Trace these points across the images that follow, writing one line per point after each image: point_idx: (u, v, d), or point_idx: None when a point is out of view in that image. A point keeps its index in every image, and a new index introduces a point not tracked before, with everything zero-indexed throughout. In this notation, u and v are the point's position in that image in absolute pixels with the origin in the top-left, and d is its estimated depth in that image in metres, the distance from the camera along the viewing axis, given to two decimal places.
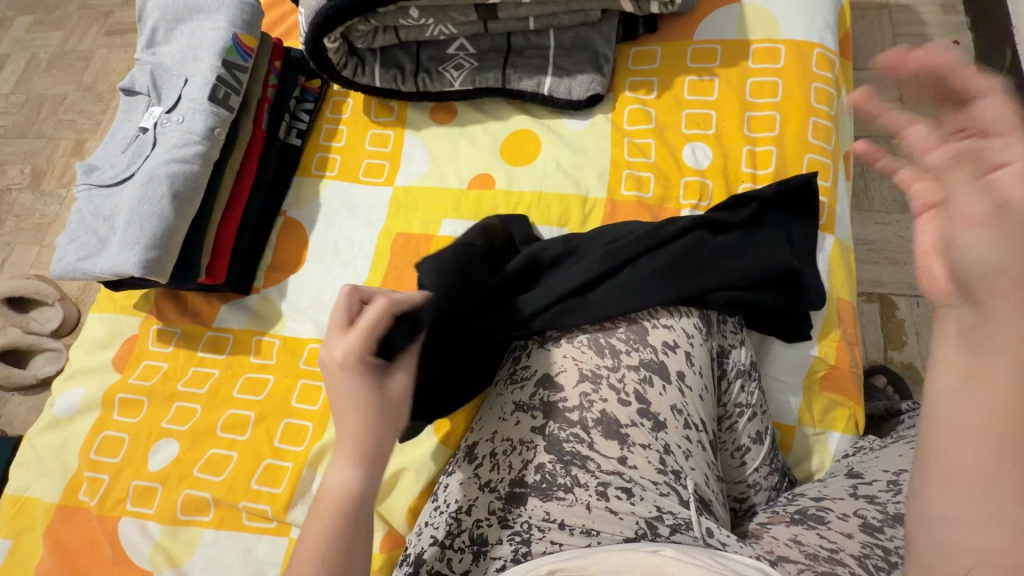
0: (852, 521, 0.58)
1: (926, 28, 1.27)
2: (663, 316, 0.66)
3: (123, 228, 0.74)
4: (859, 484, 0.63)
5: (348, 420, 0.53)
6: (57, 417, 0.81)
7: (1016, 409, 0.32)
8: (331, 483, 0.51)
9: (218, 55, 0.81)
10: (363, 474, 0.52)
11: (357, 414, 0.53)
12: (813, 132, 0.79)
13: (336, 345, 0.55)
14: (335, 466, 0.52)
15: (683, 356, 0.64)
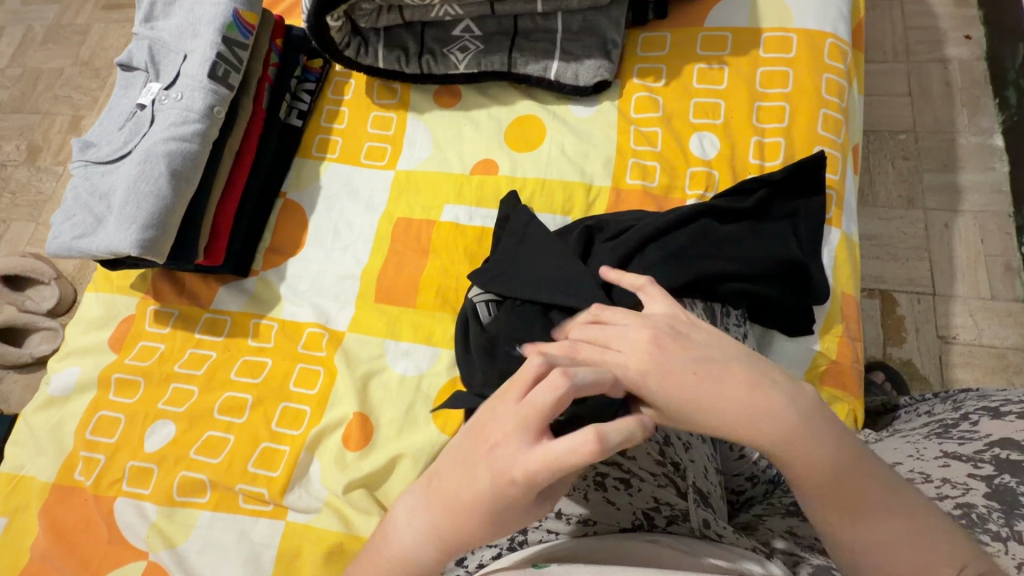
0: None
1: (939, 20, 1.24)
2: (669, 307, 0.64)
3: (120, 207, 0.73)
4: None
5: (452, 506, 0.41)
6: (53, 396, 0.81)
7: (837, 478, 0.41)
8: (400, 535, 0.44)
9: (218, 31, 0.79)
10: (429, 556, 0.43)
11: (461, 507, 0.41)
12: (823, 124, 0.78)
13: (500, 422, 0.40)
14: (408, 526, 0.44)
15: None
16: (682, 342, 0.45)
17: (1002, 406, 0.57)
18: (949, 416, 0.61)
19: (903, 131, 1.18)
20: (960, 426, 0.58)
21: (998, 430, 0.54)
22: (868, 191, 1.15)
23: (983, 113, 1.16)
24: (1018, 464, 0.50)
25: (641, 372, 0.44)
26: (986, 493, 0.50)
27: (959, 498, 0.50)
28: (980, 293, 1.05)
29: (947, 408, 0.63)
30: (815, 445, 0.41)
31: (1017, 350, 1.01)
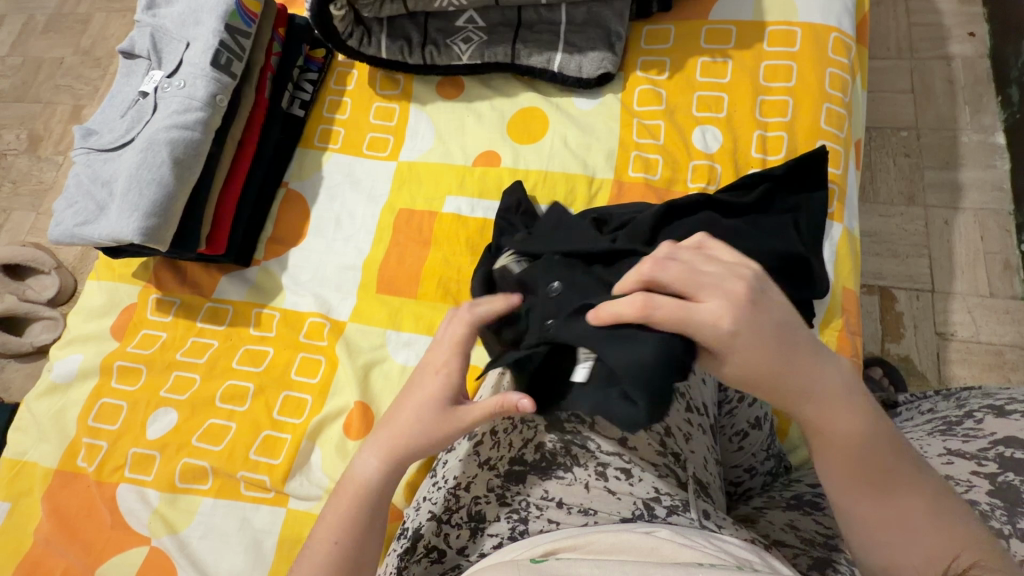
0: None
1: (943, 18, 1.24)
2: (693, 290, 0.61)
3: (122, 194, 0.73)
4: None
5: (398, 427, 0.54)
6: (55, 383, 0.81)
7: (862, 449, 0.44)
8: (360, 467, 0.54)
9: (221, 19, 0.79)
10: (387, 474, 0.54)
11: (405, 422, 0.54)
12: (826, 118, 0.78)
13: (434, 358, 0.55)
14: (369, 460, 0.54)
15: None
16: (766, 304, 0.43)
17: (1007, 404, 0.58)
18: (953, 413, 0.61)
19: (905, 128, 1.18)
20: (963, 424, 0.58)
21: (1003, 429, 0.55)
22: (869, 187, 1.15)
23: (985, 111, 1.16)
24: (1021, 462, 0.51)
25: (731, 333, 0.41)
26: (989, 490, 0.51)
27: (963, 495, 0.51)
28: (979, 290, 1.05)
29: (950, 405, 0.63)
30: (854, 418, 0.44)
31: (1014, 347, 1.01)
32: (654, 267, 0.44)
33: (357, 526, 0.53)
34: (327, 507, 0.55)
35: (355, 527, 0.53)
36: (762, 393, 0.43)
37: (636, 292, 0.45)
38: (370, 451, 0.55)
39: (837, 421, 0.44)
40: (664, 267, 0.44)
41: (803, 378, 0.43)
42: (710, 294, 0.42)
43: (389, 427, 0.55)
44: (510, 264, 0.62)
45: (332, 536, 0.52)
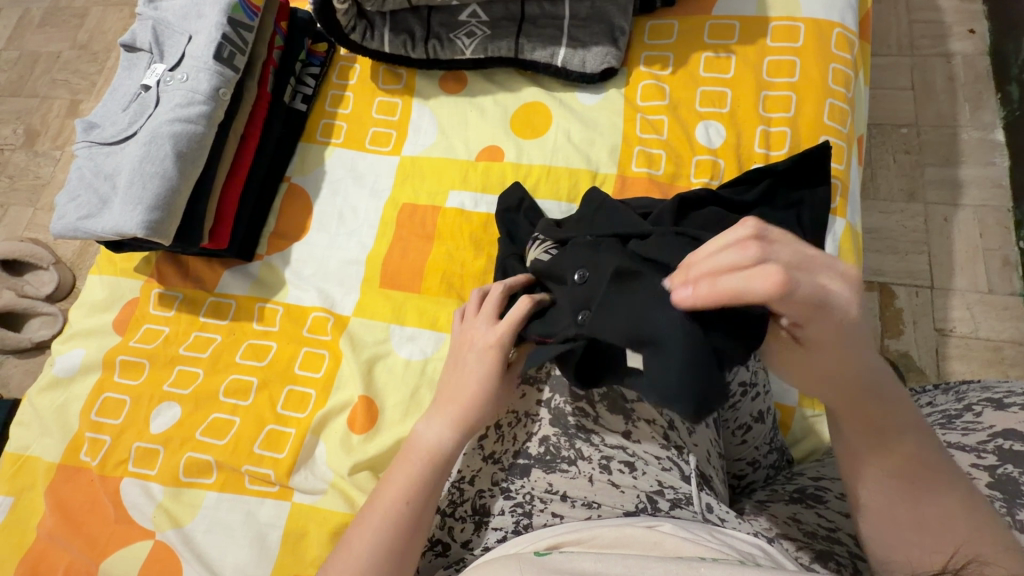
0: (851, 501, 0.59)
1: (943, 15, 1.24)
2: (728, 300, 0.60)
3: (126, 188, 0.73)
4: None
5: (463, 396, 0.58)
6: (58, 377, 0.81)
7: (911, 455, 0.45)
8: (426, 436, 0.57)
9: (224, 12, 0.78)
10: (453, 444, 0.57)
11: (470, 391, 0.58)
12: (829, 114, 0.78)
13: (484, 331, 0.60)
14: (436, 427, 0.57)
15: None
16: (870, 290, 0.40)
17: (1005, 397, 0.58)
18: (952, 406, 0.61)
19: (905, 125, 1.18)
20: (962, 417, 0.58)
21: (1001, 421, 0.56)
22: (870, 184, 1.16)
23: (985, 108, 1.16)
24: (1020, 454, 0.52)
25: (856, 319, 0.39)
26: (988, 482, 0.52)
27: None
28: (978, 286, 1.06)
29: (949, 398, 0.63)
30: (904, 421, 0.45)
31: (1013, 343, 1.02)
32: (762, 250, 0.37)
33: (427, 487, 0.55)
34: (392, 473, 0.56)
35: (424, 489, 0.55)
36: (823, 385, 0.44)
37: (756, 266, 0.37)
38: (439, 420, 0.58)
39: (889, 417, 0.45)
40: (772, 247, 0.37)
41: (865, 370, 0.43)
42: (828, 275, 0.38)
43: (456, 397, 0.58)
44: (540, 254, 0.64)
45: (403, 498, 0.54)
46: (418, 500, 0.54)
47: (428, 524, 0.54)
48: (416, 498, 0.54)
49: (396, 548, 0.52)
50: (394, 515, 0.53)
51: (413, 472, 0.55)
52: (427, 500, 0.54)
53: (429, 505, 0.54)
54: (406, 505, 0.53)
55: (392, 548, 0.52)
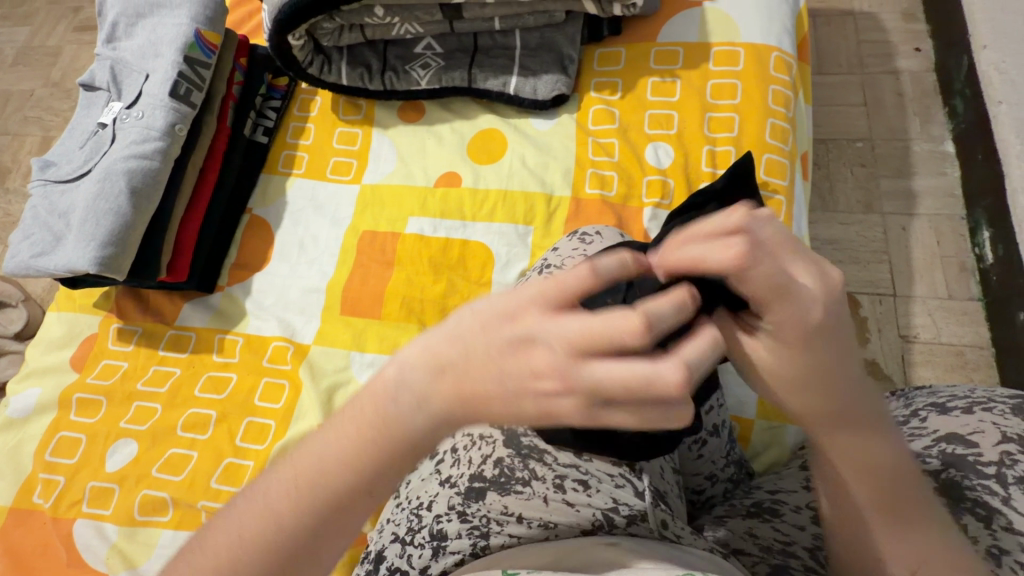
0: (805, 513, 0.60)
1: (888, 35, 1.31)
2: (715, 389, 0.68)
3: (79, 225, 0.73)
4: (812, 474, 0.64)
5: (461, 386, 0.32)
6: (12, 418, 0.80)
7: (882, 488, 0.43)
8: (400, 405, 0.34)
9: (180, 51, 0.80)
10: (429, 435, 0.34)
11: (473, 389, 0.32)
12: (770, 133, 0.82)
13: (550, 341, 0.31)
14: (400, 394, 0.34)
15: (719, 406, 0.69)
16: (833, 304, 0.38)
17: (948, 401, 0.59)
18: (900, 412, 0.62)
19: (859, 140, 1.23)
20: (908, 424, 0.59)
21: (945, 425, 0.56)
22: (829, 197, 1.20)
23: (933, 122, 1.22)
24: (961, 459, 0.53)
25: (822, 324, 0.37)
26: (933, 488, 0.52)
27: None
28: (938, 292, 1.09)
29: (898, 404, 0.64)
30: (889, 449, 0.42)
31: (974, 346, 1.05)
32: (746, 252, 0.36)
33: (335, 512, 0.35)
34: (303, 444, 0.36)
35: (330, 513, 0.35)
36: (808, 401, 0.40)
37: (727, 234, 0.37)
38: (406, 392, 0.34)
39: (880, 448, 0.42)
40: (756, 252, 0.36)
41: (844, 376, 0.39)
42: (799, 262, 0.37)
43: (439, 362, 0.33)
44: None
45: (294, 515, 0.34)
46: (332, 527, 0.35)
47: (345, 531, 0.36)
48: (312, 519, 0.35)
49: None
50: (267, 540, 0.35)
51: (327, 483, 0.34)
52: (343, 532, 0.36)
53: (346, 534, 0.36)
54: (299, 532, 0.35)
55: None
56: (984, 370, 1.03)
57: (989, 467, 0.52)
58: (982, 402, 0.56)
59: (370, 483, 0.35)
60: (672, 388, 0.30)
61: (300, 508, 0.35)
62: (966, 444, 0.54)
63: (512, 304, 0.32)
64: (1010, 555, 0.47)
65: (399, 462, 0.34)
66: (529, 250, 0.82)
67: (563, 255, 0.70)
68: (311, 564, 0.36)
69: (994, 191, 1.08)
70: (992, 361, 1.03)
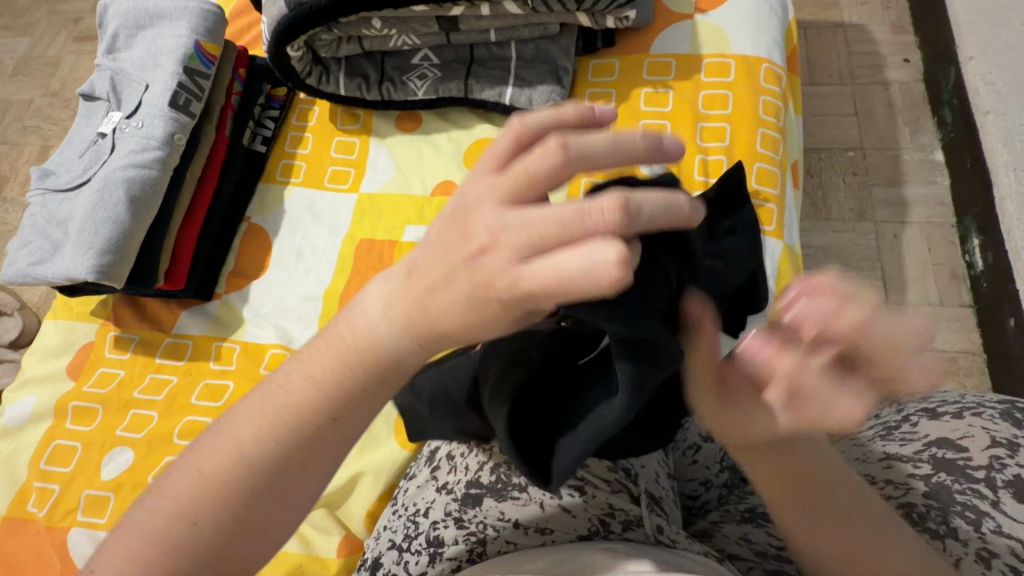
0: None
1: (878, 47, 1.33)
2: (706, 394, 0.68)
3: (78, 233, 0.73)
4: None
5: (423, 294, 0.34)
6: (8, 427, 0.80)
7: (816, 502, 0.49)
8: (365, 323, 0.36)
9: (180, 61, 0.81)
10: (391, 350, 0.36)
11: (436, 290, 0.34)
12: (761, 142, 0.83)
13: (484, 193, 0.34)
14: (369, 313, 0.36)
15: None
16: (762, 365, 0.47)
17: (938, 406, 0.60)
18: (891, 416, 0.62)
19: (851, 149, 1.25)
20: (900, 429, 0.59)
21: (936, 430, 0.57)
22: (822, 205, 1.21)
23: (923, 131, 1.24)
24: (952, 462, 0.53)
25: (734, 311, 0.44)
26: (925, 492, 0.53)
27: (900, 498, 0.53)
28: (930, 299, 1.11)
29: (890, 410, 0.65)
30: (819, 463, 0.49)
31: (965, 353, 1.06)
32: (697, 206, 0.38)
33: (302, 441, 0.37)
34: (271, 378, 0.39)
35: (297, 440, 0.37)
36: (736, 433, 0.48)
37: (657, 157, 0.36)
38: (375, 305, 0.36)
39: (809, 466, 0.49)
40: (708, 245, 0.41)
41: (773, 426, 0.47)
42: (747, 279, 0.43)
43: (406, 272, 0.36)
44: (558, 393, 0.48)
45: (260, 441, 0.37)
46: (298, 456, 0.37)
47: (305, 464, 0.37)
48: (279, 447, 0.37)
49: (235, 514, 0.36)
50: (235, 469, 0.36)
51: (294, 409, 0.37)
52: (311, 461, 0.38)
53: (315, 466, 0.38)
54: (265, 459, 0.36)
55: (241, 522, 0.37)
56: (976, 376, 1.04)
57: (978, 472, 0.52)
58: (972, 407, 0.57)
59: (335, 405, 0.37)
60: (608, 219, 0.30)
61: (269, 433, 0.37)
62: (957, 448, 0.54)
63: (464, 193, 0.35)
64: (1000, 558, 0.46)
65: (364, 381, 0.36)
66: None
67: None
68: (282, 491, 0.37)
69: (984, 199, 1.09)
70: (984, 367, 1.05)
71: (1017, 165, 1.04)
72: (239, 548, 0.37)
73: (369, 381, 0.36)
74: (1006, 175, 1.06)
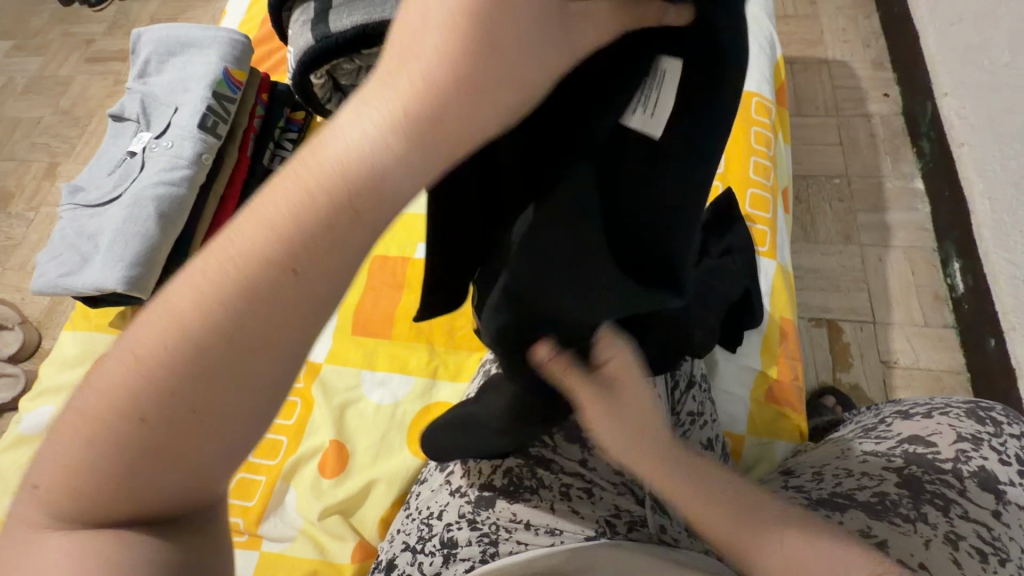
0: None
1: (861, 82, 1.42)
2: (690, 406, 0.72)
3: (107, 247, 0.76)
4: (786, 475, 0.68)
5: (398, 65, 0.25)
6: (23, 435, 0.81)
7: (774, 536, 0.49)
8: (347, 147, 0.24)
9: (209, 87, 0.86)
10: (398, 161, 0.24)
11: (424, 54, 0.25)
12: (754, 169, 0.89)
13: None
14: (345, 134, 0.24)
15: (709, 423, 0.73)
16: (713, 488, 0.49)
17: (911, 408, 0.66)
18: (870, 420, 0.69)
19: (837, 176, 1.32)
20: (877, 429, 0.66)
21: (907, 429, 0.63)
22: (810, 229, 1.27)
23: (904, 161, 1.32)
24: (921, 456, 0.59)
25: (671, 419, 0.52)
26: (897, 481, 0.57)
27: (874, 487, 0.57)
28: (915, 320, 1.16)
29: (869, 416, 0.71)
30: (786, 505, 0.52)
31: (949, 371, 1.11)
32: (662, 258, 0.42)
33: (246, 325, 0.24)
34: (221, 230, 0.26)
35: (237, 321, 0.24)
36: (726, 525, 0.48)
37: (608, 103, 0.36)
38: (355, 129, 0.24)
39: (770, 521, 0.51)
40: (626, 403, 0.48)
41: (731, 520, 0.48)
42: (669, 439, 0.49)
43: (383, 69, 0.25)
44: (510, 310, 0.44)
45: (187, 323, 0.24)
46: (242, 350, 0.24)
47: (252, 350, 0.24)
48: (213, 333, 0.24)
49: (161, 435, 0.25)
50: (152, 369, 0.24)
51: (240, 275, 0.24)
52: (262, 357, 0.25)
53: (263, 364, 0.25)
54: (200, 344, 0.24)
55: (177, 437, 0.25)
56: (960, 394, 1.09)
57: (946, 463, 0.58)
58: (940, 408, 0.64)
59: (296, 250, 0.24)
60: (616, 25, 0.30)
61: (198, 312, 0.24)
62: (927, 444, 0.60)
63: None
64: (967, 540, 0.51)
65: (330, 211, 0.24)
66: None
67: None
68: (225, 397, 0.25)
69: (962, 225, 1.16)
70: (968, 385, 1.10)
71: (991, 193, 1.10)
72: (169, 481, 0.25)
73: (337, 208, 0.24)
74: (981, 203, 1.12)
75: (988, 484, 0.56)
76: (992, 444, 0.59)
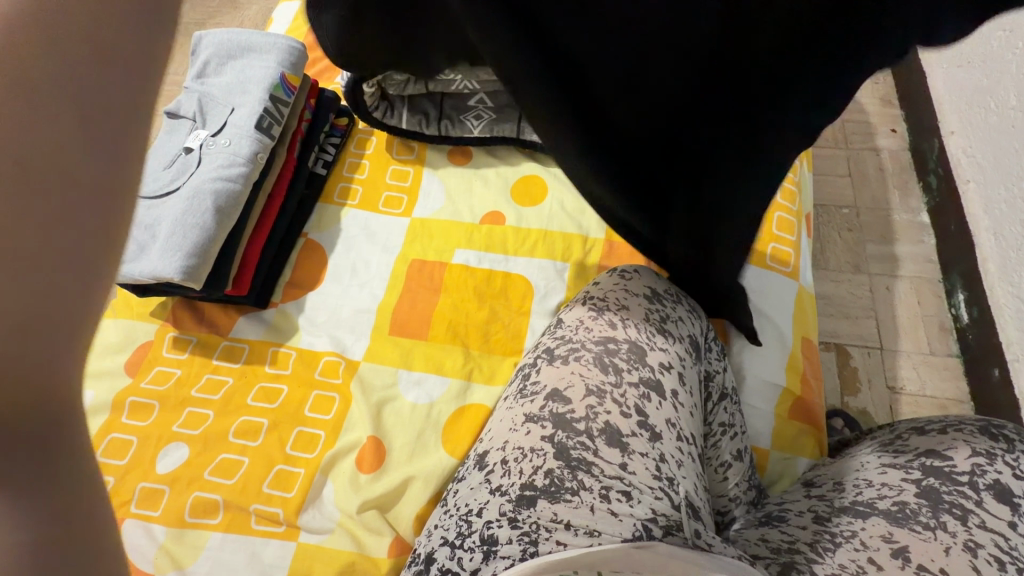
0: (807, 516, 0.65)
1: (869, 117, 1.50)
2: (720, 415, 0.77)
3: (165, 237, 0.79)
4: (812, 487, 0.71)
5: None
6: None
7: None
8: None
9: (266, 90, 0.90)
10: None
11: None
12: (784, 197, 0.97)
13: None
14: None
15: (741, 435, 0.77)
16: None
17: (926, 424, 0.70)
18: (886, 436, 0.73)
19: (846, 206, 1.38)
20: (895, 443, 0.70)
21: (924, 443, 0.67)
22: (820, 256, 1.33)
23: (911, 195, 1.38)
24: (939, 468, 0.64)
25: None
26: (915, 492, 0.62)
27: (894, 497, 0.63)
28: (921, 348, 1.20)
29: (884, 431, 0.75)
30: None
31: (955, 400, 1.14)
32: None
33: None
34: None
35: None
36: None
37: None
38: None
39: None
40: None
41: None
42: None
43: None
44: None
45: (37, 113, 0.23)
46: None
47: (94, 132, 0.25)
48: None
49: None
50: None
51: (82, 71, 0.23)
52: None
53: None
54: None
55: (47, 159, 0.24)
56: None
57: (962, 476, 0.62)
58: (954, 424, 0.68)
59: None
60: None
61: None
62: (943, 457, 0.65)
63: None
64: (984, 548, 0.56)
65: None
66: (566, 285, 0.91)
67: (606, 289, 0.81)
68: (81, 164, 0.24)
69: (969, 258, 1.20)
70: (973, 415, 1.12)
71: (998, 229, 1.14)
72: None
73: None
74: (987, 238, 1.16)
75: (1005, 496, 0.60)
76: (1006, 459, 0.63)
